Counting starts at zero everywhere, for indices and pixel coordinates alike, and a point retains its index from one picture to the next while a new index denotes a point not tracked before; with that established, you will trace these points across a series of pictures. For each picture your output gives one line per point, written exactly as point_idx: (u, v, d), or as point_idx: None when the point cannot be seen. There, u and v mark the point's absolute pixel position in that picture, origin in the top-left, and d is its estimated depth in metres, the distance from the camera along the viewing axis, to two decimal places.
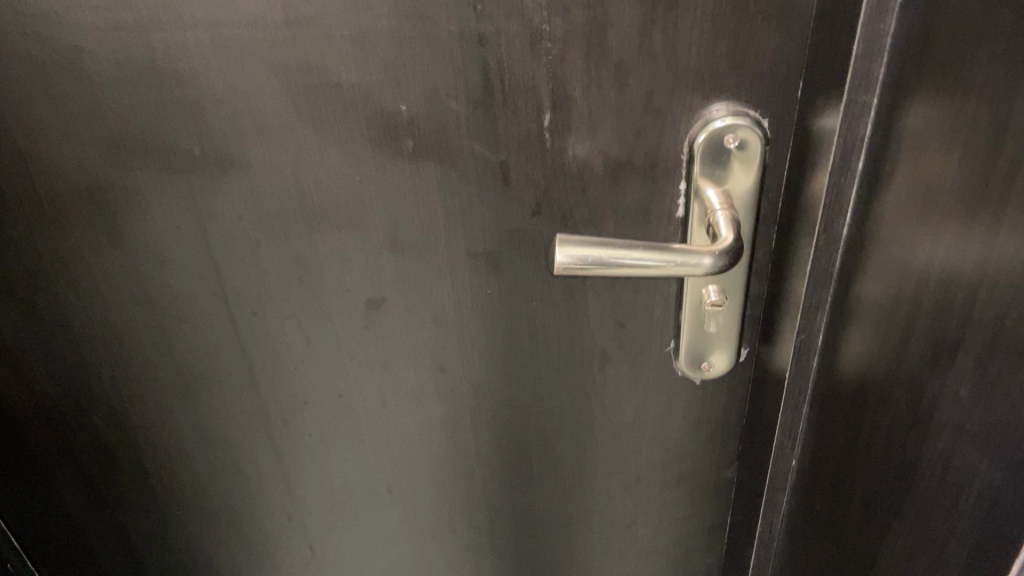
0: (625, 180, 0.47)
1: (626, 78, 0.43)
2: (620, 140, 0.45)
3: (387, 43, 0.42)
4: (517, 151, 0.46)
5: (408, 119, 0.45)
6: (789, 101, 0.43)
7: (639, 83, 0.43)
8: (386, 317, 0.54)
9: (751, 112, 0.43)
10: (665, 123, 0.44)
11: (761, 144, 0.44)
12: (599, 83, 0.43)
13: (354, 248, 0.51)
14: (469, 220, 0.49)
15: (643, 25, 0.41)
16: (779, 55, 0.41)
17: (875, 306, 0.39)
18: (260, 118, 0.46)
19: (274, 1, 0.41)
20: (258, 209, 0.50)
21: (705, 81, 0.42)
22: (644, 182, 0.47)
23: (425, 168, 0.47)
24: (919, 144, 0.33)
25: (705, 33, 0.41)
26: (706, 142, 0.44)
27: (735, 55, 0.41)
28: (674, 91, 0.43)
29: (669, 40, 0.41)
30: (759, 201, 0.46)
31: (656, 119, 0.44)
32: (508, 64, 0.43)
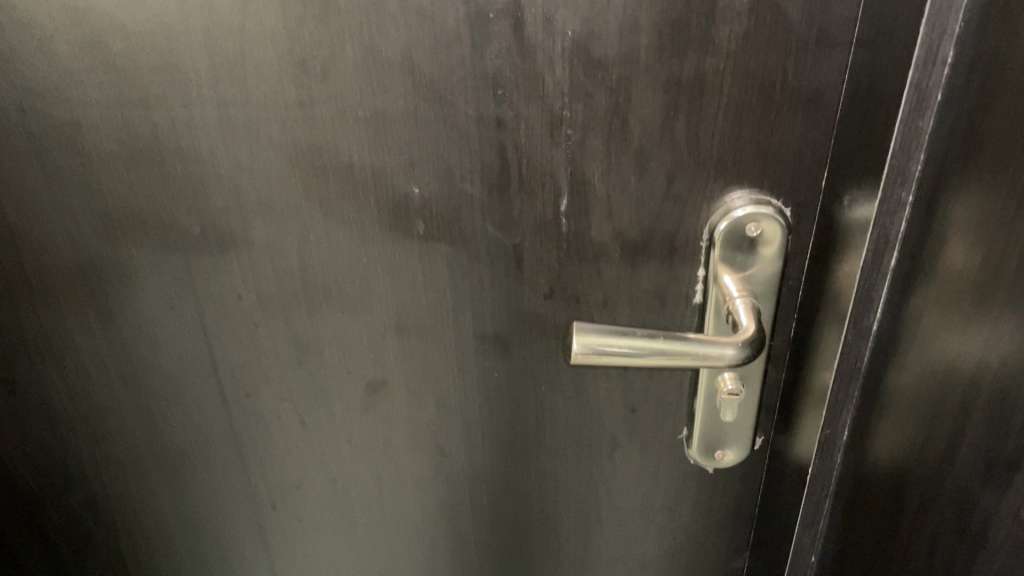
0: (643, 265, 0.45)
1: (647, 164, 0.42)
2: (638, 225, 0.44)
3: (402, 124, 0.41)
4: (532, 234, 0.44)
5: (420, 201, 0.43)
6: (813, 190, 0.42)
7: (660, 169, 0.42)
8: (387, 401, 0.52)
9: (772, 201, 0.42)
10: (686, 209, 0.43)
11: (782, 233, 0.43)
12: (619, 168, 0.42)
13: (356, 330, 0.49)
14: (479, 302, 0.47)
15: (667, 112, 0.40)
16: (805, 144, 0.40)
17: (913, 398, 0.37)
18: (265, 197, 0.44)
19: (286, 80, 0.40)
20: (258, 289, 0.48)
21: (728, 169, 0.42)
22: (661, 268, 0.45)
23: (435, 250, 0.45)
24: (974, 235, 0.32)
25: (730, 121, 0.40)
26: (726, 230, 0.43)
27: (760, 144, 0.41)
28: (695, 179, 0.42)
29: (693, 127, 0.40)
30: (779, 290, 0.45)
31: (676, 205, 0.43)
32: (527, 148, 0.41)
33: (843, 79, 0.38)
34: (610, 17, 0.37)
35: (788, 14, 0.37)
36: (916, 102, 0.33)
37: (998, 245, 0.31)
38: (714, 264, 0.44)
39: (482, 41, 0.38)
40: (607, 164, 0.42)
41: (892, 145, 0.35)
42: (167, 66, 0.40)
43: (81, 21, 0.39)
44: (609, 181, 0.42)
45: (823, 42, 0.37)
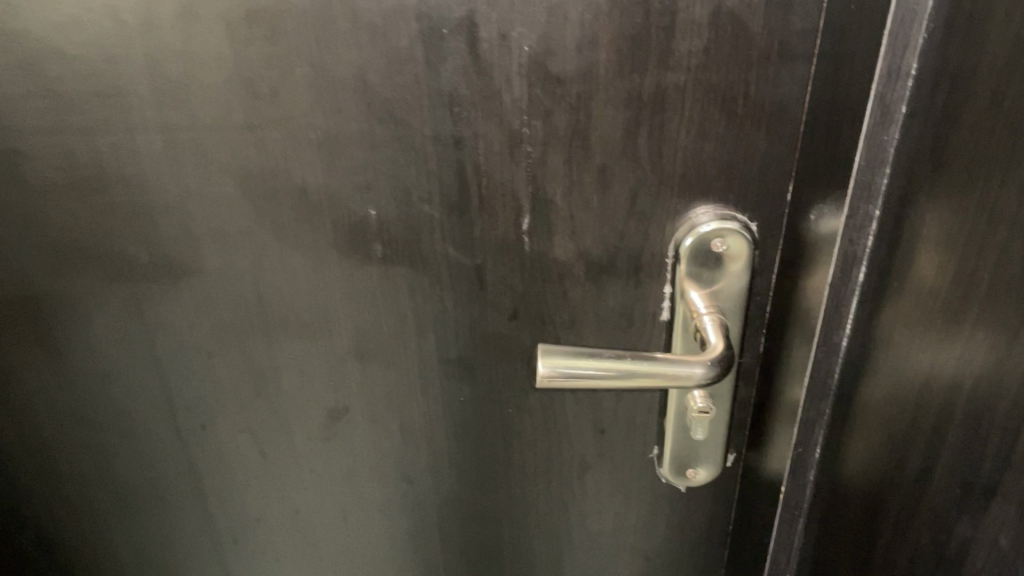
0: (609, 283, 0.44)
1: (610, 181, 0.41)
2: (602, 243, 0.43)
3: (357, 145, 0.40)
4: (494, 255, 0.43)
5: (378, 224, 0.42)
6: (778, 204, 0.41)
7: (625, 184, 0.41)
8: (350, 429, 0.50)
9: (738, 215, 0.41)
10: (651, 225, 0.42)
11: (748, 247, 0.42)
12: (583, 184, 0.41)
13: (316, 357, 0.47)
14: (441, 326, 0.46)
15: (628, 128, 0.39)
16: (769, 158, 0.40)
17: (881, 412, 0.37)
18: (216, 223, 0.42)
19: (233, 103, 0.38)
20: (211, 318, 0.46)
21: (692, 185, 0.41)
22: (627, 285, 0.44)
23: (394, 273, 0.44)
24: (939, 247, 0.32)
25: (693, 135, 0.39)
26: (692, 245, 0.42)
27: (724, 159, 0.40)
28: (659, 195, 0.41)
29: (655, 142, 0.39)
30: (747, 304, 0.44)
31: (641, 220, 0.42)
32: (486, 168, 0.40)
33: (805, 91, 0.38)
34: (567, 33, 0.36)
35: (749, 27, 0.36)
36: (880, 112, 0.32)
37: (963, 256, 0.31)
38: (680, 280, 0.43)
39: (437, 59, 0.37)
40: (569, 181, 0.41)
41: (859, 157, 0.33)
42: (108, 89, 0.38)
43: (16, 45, 0.38)
44: (572, 197, 0.41)
45: (785, 55, 0.37)
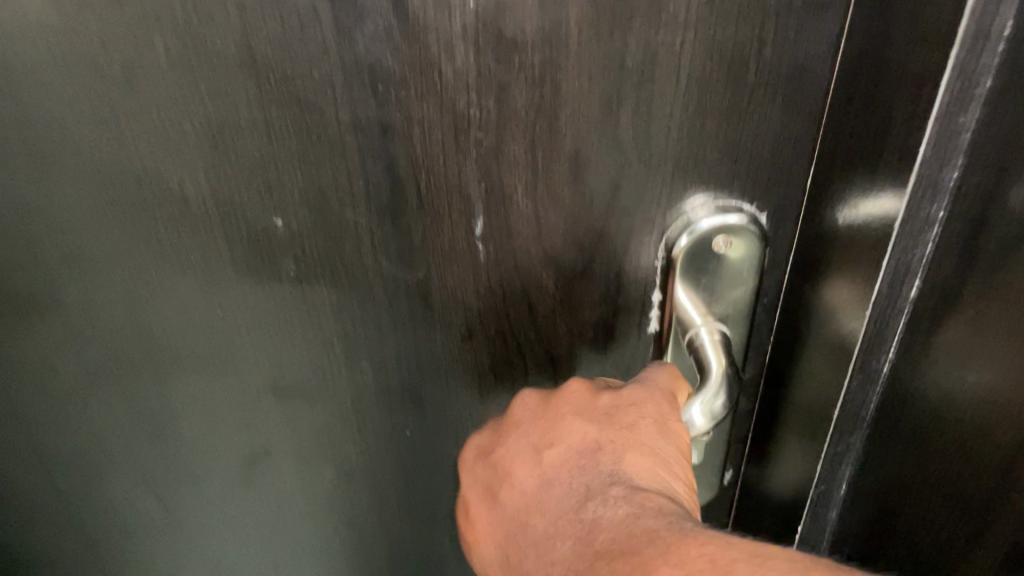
0: (586, 293, 0.35)
1: (584, 171, 0.32)
2: (576, 246, 0.34)
3: (250, 139, 0.30)
4: (439, 266, 0.34)
5: (287, 236, 0.33)
6: (796, 192, 0.33)
7: (604, 175, 0.32)
8: (273, 473, 0.41)
9: (745, 205, 0.33)
10: (636, 224, 0.33)
11: (758, 243, 0.34)
12: (550, 176, 0.32)
13: (223, 396, 0.38)
14: (378, 350, 0.37)
15: (607, 105, 0.30)
16: (786, 138, 0.31)
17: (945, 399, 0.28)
18: (77, 241, 0.33)
19: (76, 87, 0.28)
20: (83, 354, 0.36)
21: (687, 173, 0.32)
22: (606, 292, 0.35)
23: (314, 293, 0.35)
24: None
25: (690, 111, 0.30)
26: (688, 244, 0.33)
27: (729, 139, 0.31)
28: (646, 185, 0.32)
29: (642, 121, 0.30)
30: (752, 310, 0.36)
31: (624, 218, 0.33)
32: (424, 160, 0.31)
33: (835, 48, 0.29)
34: None
35: None
36: (957, 92, 0.24)
37: None
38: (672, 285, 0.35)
39: (349, 20, 0.27)
40: (531, 173, 0.32)
41: (925, 150, 0.25)
42: None
43: None
44: (536, 193, 0.32)
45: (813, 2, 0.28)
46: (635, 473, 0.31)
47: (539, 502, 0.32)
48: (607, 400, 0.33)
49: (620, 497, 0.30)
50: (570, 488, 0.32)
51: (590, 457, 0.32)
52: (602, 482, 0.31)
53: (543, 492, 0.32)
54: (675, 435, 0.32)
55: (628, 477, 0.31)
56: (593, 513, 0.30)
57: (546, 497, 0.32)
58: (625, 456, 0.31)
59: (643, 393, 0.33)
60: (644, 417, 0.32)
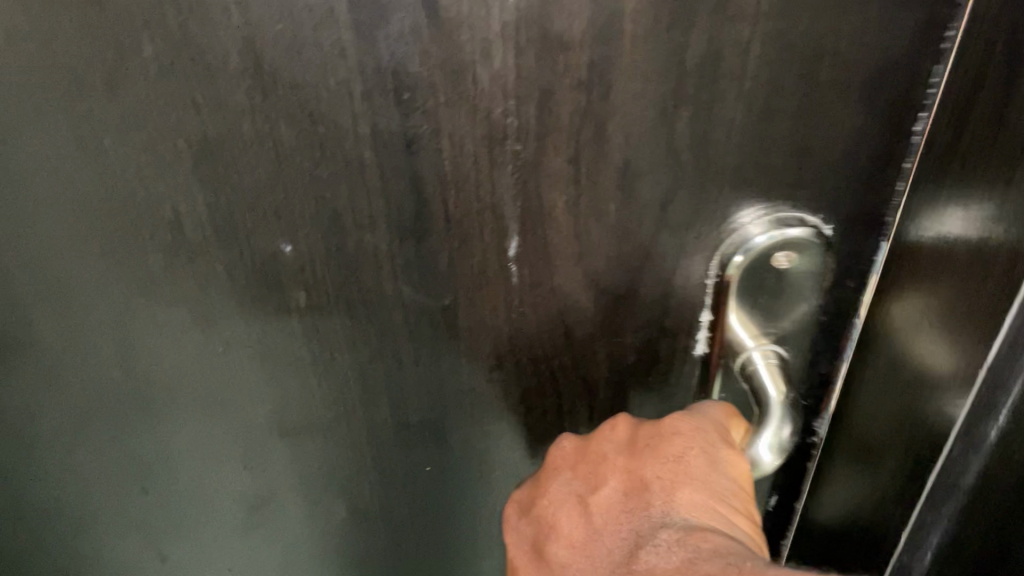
0: (630, 316, 0.32)
1: (633, 184, 0.28)
2: (620, 266, 0.30)
3: (255, 157, 0.26)
4: (467, 290, 0.30)
5: (297, 264, 0.29)
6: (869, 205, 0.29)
7: (657, 188, 0.28)
8: (279, 517, 0.37)
9: (810, 218, 0.29)
10: (687, 242, 0.30)
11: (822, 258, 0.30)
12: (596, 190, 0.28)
13: (223, 439, 0.34)
14: (397, 384, 0.33)
15: (663, 110, 0.26)
16: (865, 148, 0.27)
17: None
18: (53, 278, 0.29)
19: (51, 102, 0.24)
20: (64, 401, 0.32)
21: (749, 185, 0.28)
22: (650, 313, 0.32)
23: (327, 326, 0.31)
24: None
25: (758, 118, 0.26)
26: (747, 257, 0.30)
27: (800, 148, 0.27)
28: (702, 198, 0.29)
29: (702, 129, 0.27)
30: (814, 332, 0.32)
31: (676, 235, 0.30)
32: (454, 176, 0.27)
33: (928, 45, 0.25)
34: None
35: None
36: None
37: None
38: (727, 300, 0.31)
39: (371, 19, 0.23)
40: (573, 188, 0.28)
41: None
42: None
43: None
44: (580, 209, 0.28)
45: None
46: (688, 512, 0.28)
47: (585, 556, 0.29)
48: (647, 433, 0.30)
49: (673, 542, 0.26)
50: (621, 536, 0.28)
51: (637, 500, 0.29)
52: (655, 522, 0.28)
53: (591, 546, 0.29)
54: (729, 464, 0.29)
55: (682, 519, 0.27)
56: (645, 564, 0.26)
57: (596, 551, 0.29)
58: (677, 493, 0.28)
59: (690, 420, 0.30)
60: (691, 448, 0.29)
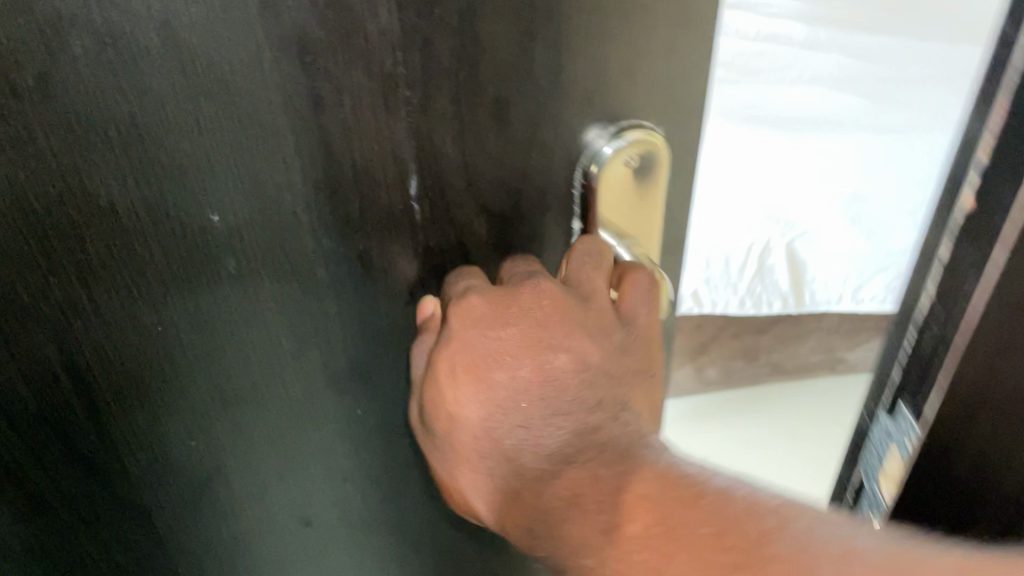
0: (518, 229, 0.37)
1: (506, 113, 0.33)
2: (503, 188, 0.36)
3: (178, 136, 0.29)
4: (378, 233, 0.35)
5: (227, 233, 0.32)
6: (683, 99, 0.36)
7: (528, 114, 0.34)
8: (224, 475, 0.41)
9: (643, 118, 0.36)
10: (552, 155, 0.36)
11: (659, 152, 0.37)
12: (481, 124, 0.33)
13: (167, 415, 0.37)
14: (325, 334, 0.37)
15: (521, 45, 0.32)
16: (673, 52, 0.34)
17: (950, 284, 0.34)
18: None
19: None
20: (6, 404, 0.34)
21: (594, 100, 0.34)
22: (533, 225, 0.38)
23: (258, 289, 0.34)
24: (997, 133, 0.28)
25: (595, 42, 0.33)
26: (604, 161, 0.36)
27: (630, 62, 0.34)
28: (560, 117, 0.34)
29: (553, 54, 0.32)
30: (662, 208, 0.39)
31: (546, 152, 0.35)
32: (356, 129, 0.31)
33: None
34: None
35: None
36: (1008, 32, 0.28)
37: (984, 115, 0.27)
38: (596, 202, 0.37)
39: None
40: (460, 126, 0.33)
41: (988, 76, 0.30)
42: None
43: None
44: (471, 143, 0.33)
45: None
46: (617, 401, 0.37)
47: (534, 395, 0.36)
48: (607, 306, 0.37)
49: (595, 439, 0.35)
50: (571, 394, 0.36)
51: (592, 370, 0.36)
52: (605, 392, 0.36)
53: (542, 390, 0.36)
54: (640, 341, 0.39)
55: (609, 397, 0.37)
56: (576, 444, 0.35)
57: (545, 394, 0.36)
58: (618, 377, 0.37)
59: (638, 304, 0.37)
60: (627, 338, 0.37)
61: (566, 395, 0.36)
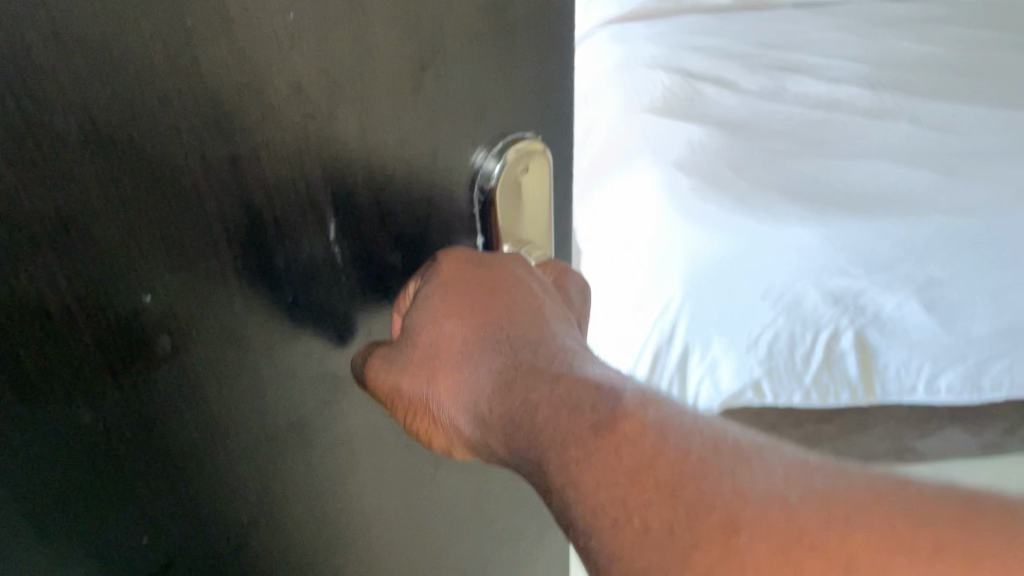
0: (430, 224, 0.36)
1: (405, 135, 0.32)
2: (407, 203, 0.34)
3: (79, 207, 0.23)
4: (301, 284, 0.32)
5: (148, 316, 0.27)
6: (535, 90, 0.38)
7: (411, 64, 0.31)
8: None
9: (525, 128, 0.38)
10: (438, 168, 0.35)
11: (538, 153, 0.39)
12: (367, 80, 0.30)
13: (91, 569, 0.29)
14: (258, 415, 0.32)
15: (413, 63, 0.31)
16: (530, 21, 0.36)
17: None
18: None
19: None
20: None
21: (479, 107, 0.35)
22: (433, 195, 0.36)
23: (187, 379, 0.29)
24: None
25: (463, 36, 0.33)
26: (478, 97, 0.35)
27: (493, 48, 0.34)
28: (452, 134, 0.35)
29: (437, 62, 0.32)
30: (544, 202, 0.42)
31: (433, 104, 0.33)
32: (269, 173, 0.28)
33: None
34: None
35: None
36: None
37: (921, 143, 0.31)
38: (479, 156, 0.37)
39: (173, 8, 0.23)
40: (350, 95, 0.29)
41: None
42: None
43: None
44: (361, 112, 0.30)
45: None
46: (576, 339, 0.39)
47: (511, 310, 0.37)
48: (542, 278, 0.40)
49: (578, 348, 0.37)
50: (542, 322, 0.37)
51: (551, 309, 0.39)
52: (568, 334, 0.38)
53: (516, 309, 0.37)
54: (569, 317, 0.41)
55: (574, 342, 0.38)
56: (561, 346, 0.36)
57: (520, 310, 0.37)
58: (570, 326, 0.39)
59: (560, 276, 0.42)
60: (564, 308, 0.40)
61: (538, 317, 0.37)
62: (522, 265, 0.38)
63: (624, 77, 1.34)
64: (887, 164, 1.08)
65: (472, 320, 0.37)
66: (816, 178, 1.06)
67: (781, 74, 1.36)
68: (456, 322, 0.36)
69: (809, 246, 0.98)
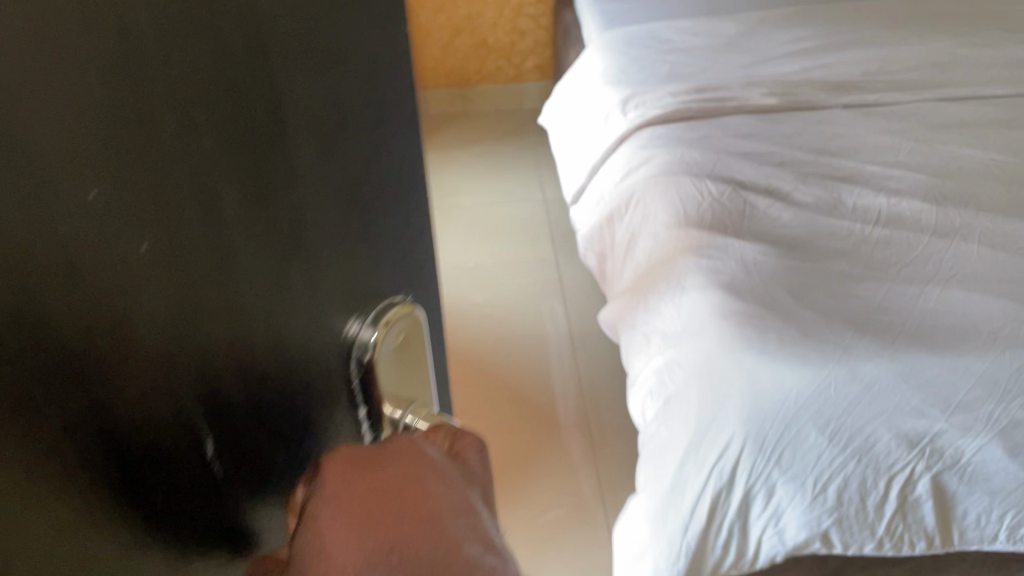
0: (309, 405, 0.31)
1: (279, 316, 0.28)
2: (285, 390, 0.29)
3: None
4: (179, 518, 0.25)
5: None
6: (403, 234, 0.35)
7: (233, 195, 0.24)
8: None
9: (396, 291, 0.35)
10: (316, 338, 0.30)
11: (412, 316, 0.35)
12: (185, 231, 0.22)
13: None
14: None
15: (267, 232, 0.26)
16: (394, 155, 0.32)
17: None
18: None
19: None
20: None
21: (351, 263, 0.31)
22: (288, 353, 0.29)
23: None
24: None
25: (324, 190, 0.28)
26: (315, 211, 0.28)
27: (359, 199, 0.30)
28: (326, 297, 0.30)
29: (301, 224, 0.27)
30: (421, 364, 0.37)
31: (273, 235, 0.26)
32: (132, 398, 0.22)
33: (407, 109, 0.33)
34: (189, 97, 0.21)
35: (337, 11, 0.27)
36: None
37: None
38: (328, 282, 0.30)
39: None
40: (166, 253, 0.22)
41: None
42: None
43: None
44: (183, 267, 0.23)
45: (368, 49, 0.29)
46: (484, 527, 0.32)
47: (407, 503, 0.30)
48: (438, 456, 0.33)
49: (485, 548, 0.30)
50: (447, 513, 0.30)
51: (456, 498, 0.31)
52: (477, 527, 0.31)
53: (414, 501, 0.30)
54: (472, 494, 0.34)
55: (479, 530, 0.31)
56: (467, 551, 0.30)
57: (418, 502, 0.30)
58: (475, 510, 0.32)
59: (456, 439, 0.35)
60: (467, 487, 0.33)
61: (438, 504, 0.30)
62: (408, 437, 0.33)
63: (689, 143, 1.15)
64: (913, 198, 0.99)
65: (367, 521, 0.29)
66: (823, 217, 0.98)
67: (844, 119, 1.19)
68: (349, 530, 0.29)
69: (881, 387, 0.79)
